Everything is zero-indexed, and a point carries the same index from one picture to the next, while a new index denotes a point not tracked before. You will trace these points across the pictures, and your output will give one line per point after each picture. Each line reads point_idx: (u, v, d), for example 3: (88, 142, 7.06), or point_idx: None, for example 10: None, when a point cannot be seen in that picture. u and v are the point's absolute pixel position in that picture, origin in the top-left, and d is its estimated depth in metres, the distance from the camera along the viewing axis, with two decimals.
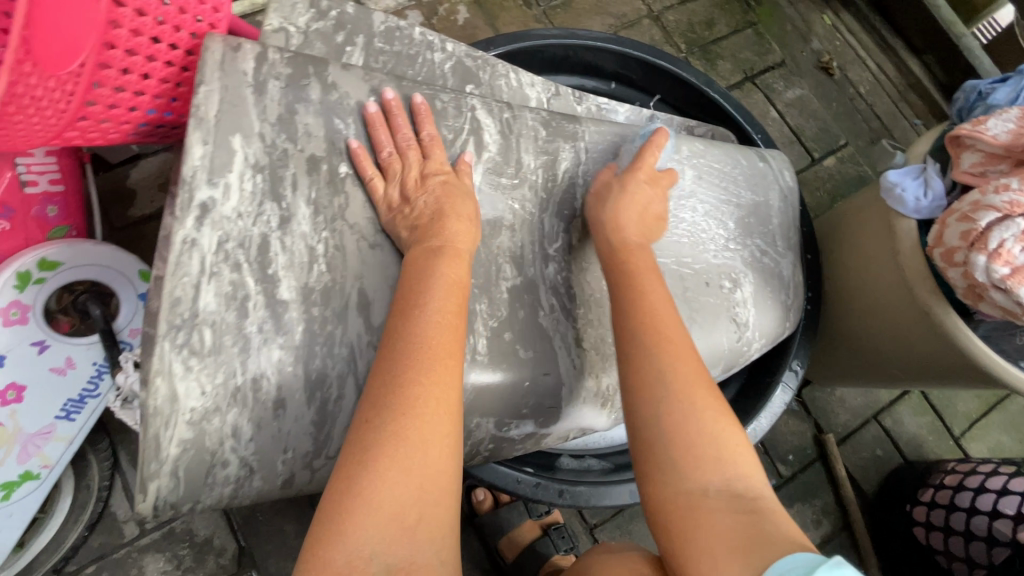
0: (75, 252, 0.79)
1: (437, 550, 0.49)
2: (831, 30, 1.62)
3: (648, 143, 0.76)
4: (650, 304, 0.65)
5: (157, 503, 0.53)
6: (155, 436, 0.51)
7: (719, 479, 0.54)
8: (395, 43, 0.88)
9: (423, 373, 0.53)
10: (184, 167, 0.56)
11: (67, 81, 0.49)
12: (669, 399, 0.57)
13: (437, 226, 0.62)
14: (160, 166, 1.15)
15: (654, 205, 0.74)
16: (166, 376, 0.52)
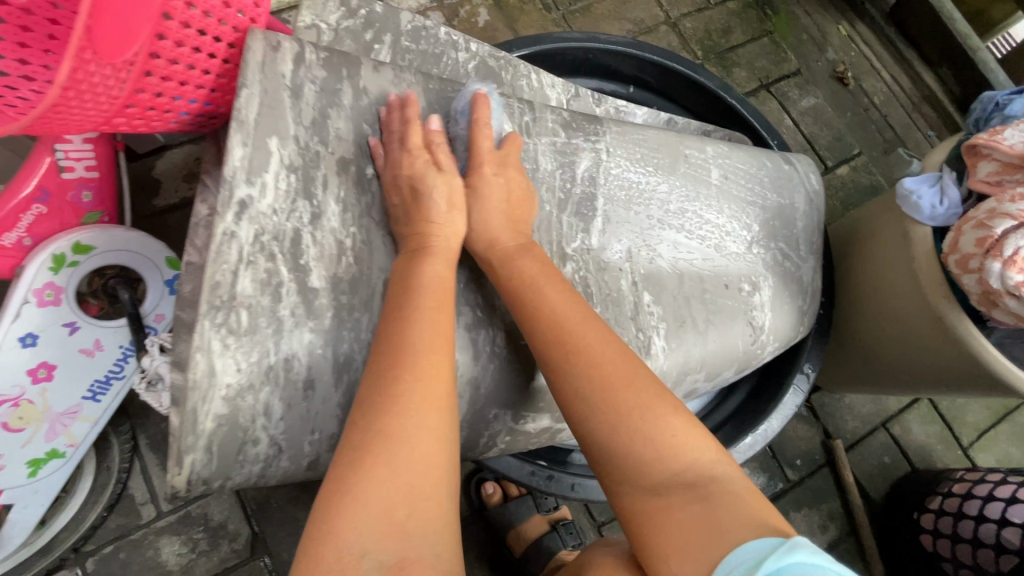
0: (109, 237, 0.81)
1: (428, 543, 0.49)
2: (846, 40, 1.64)
3: (474, 125, 0.68)
4: (553, 312, 0.62)
5: (191, 477, 0.55)
6: (193, 410, 0.53)
7: (669, 475, 0.53)
8: (421, 42, 0.90)
9: (406, 369, 0.54)
10: (225, 167, 0.57)
11: (122, 69, 0.51)
12: (600, 410, 0.56)
13: (424, 224, 0.63)
14: (185, 158, 1.18)
15: (511, 191, 0.69)
16: (205, 353, 0.53)
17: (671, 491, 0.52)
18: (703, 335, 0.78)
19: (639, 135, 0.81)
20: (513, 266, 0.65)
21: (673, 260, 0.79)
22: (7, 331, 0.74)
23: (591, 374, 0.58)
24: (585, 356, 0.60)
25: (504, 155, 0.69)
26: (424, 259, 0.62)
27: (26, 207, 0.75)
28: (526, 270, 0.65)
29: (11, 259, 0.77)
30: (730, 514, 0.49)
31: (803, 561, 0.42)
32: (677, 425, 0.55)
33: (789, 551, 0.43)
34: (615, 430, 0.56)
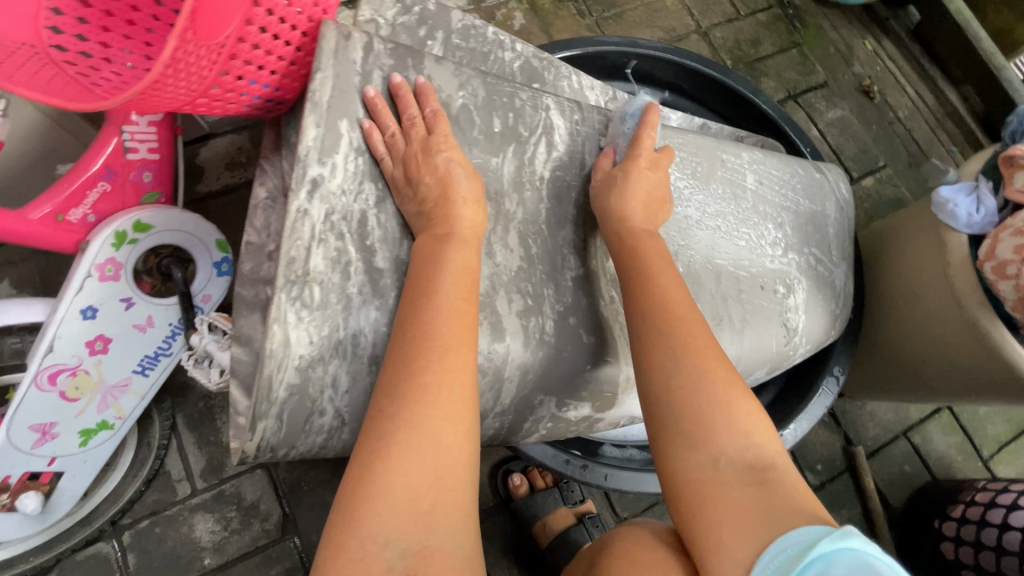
0: (165, 217, 0.83)
1: (450, 532, 0.52)
2: (872, 55, 1.66)
3: (643, 125, 0.77)
4: (663, 290, 0.67)
5: (261, 443, 0.58)
6: (269, 377, 0.56)
7: (736, 454, 0.56)
8: (471, 40, 0.93)
9: (434, 361, 0.55)
10: (299, 145, 0.60)
11: (214, 50, 0.54)
12: (680, 374, 0.60)
13: (444, 211, 0.62)
14: (228, 147, 1.21)
15: (656, 185, 0.74)
16: (281, 324, 0.56)
17: (731, 469, 0.55)
18: (739, 334, 0.80)
19: (679, 138, 0.83)
20: (630, 247, 0.70)
21: (712, 259, 0.81)
22: (69, 303, 0.76)
23: (689, 348, 0.62)
24: (681, 331, 0.63)
25: (657, 156, 0.76)
26: (446, 244, 0.61)
27: (92, 185, 0.77)
28: (648, 255, 0.70)
29: (76, 234, 0.79)
30: (784, 501, 0.52)
31: (853, 546, 0.45)
32: (750, 408, 0.59)
33: (840, 536, 0.46)
34: (694, 400, 0.58)
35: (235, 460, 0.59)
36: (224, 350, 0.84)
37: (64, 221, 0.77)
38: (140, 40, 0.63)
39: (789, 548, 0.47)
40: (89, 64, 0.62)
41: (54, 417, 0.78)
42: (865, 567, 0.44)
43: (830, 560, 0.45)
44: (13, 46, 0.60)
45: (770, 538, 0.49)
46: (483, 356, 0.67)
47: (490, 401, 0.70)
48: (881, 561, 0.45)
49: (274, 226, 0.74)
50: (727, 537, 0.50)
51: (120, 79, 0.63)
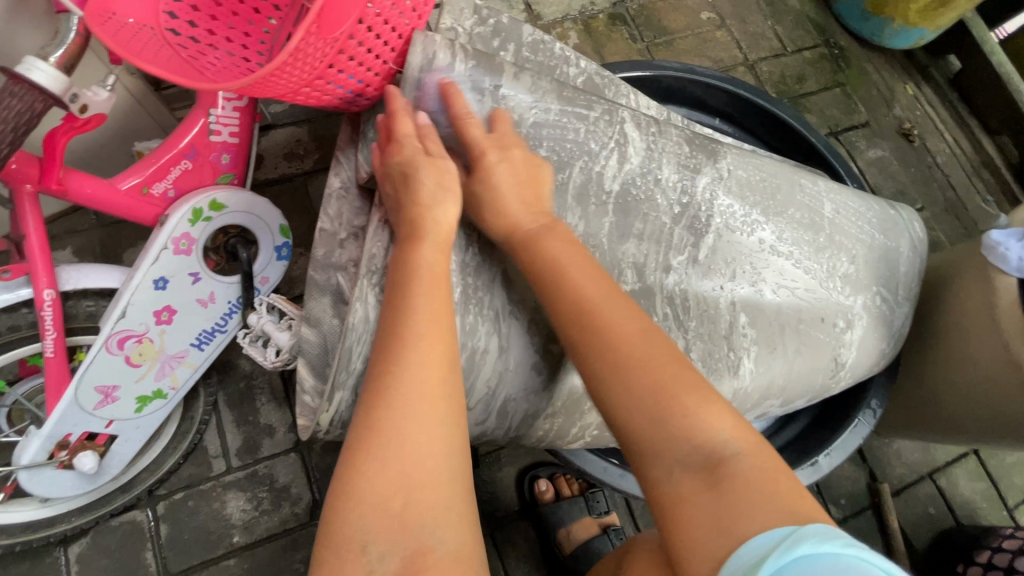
0: (238, 198, 0.86)
1: (435, 535, 0.51)
2: (912, 100, 1.69)
3: (458, 116, 0.67)
4: (580, 294, 0.63)
5: (335, 416, 0.64)
6: (348, 349, 0.62)
7: (684, 455, 0.55)
8: (539, 54, 0.96)
9: (403, 363, 0.56)
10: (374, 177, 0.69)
11: (326, 46, 0.58)
12: (611, 391, 0.60)
13: (415, 207, 0.62)
14: (287, 138, 1.25)
15: (521, 174, 0.67)
16: (362, 304, 0.63)
17: (683, 472, 0.54)
18: (790, 362, 0.83)
19: (756, 160, 0.87)
20: (532, 252, 0.65)
21: (777, 287, 0.82)
22: (145, 273, 0.79)
23: (616, 353, 0.61)
24: (607, 337, 0.62)
25: (499, 136, 0.68)
26: (418, 244, 0.62)
27: (176, 161, 0.82)
28: (554, 252, 0.65)
29: (157, 208, 0.84)
30: (736, 499, 0.49)
31: (804, 554, 0.44)
32: (696, 404, 0.57)
33: (792, 544, 0.45)
34: (627, 412, 0.58)
35: (308, 436, 0.66)
36: (282, 330, 0.85)
37: (148, 194, 0.82)
38: (240, 31, 0.69)
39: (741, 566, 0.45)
40: (196, 49, 0.66)
41: (117, 381, 0.81)
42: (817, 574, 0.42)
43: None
44: (135, 26, 0.62)
45: (722, 552, 0.48)
46: (541, 355, 0.71)
47: (544, 404, 0.73)
48: (837, 559, 0.43)
49: (347, 216, 0.77)
50: (692, 547, 0.49)
51: (223, 64, 0.67)
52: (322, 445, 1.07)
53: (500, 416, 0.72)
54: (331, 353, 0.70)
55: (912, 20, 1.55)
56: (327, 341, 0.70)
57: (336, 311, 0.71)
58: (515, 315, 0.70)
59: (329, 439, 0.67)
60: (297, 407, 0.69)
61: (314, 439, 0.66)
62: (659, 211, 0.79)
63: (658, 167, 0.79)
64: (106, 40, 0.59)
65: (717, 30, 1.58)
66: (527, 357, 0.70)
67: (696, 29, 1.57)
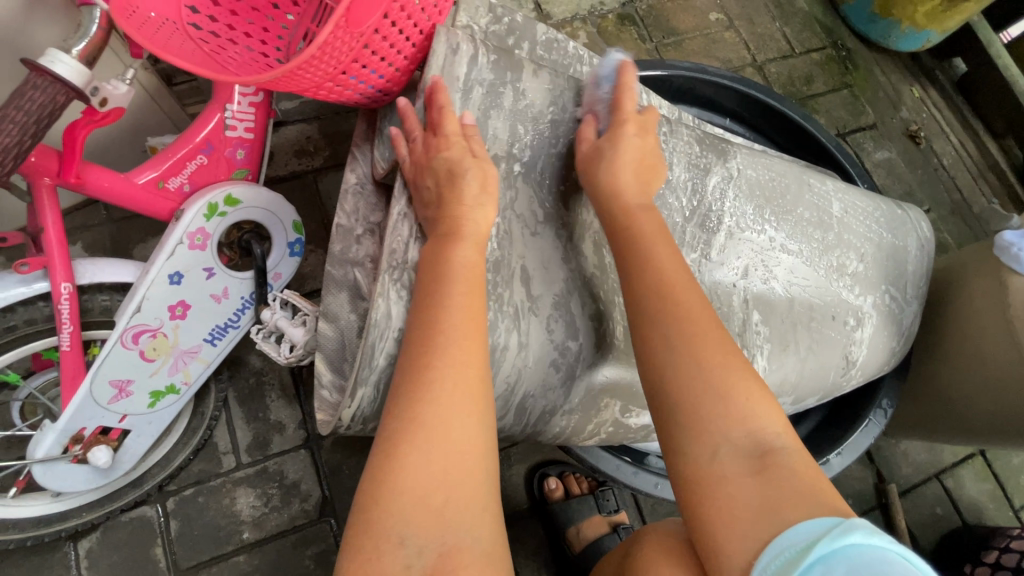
0: (253, 194, 0.86)
1: (470, 528, 0.52)
2: (919, 102, 1.70)
3: (620, 89, 0.75)
4: (660, 269, 0.66)
5: (358, 411, 0.63)
6: (371, 345, 0.62)
7: (732, 436, 0.55)
8: (553, 53, 0.96)
9: (443, 359, 0.56)
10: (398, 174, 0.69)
11: (351, 40, 0.58)
12: (673, 363, 0.59)
13: (455, 204, 0.63)
14: (297, 135, 1.25)
15: (644, 154, 0.73)
16: (385, 299, 0.63)
17: (727, 453, 0.54)
18: (801, 360, 0.83)
19: (765, 160, 0.87)
20: (628, 223, 0.69)
21: (788, 284, 0.83)
22: (160, 268, 0.79)
23: (683, 328, 0.61)
24: (679, 311, 0.62)
25: (644, 120, 0.75)
26: (455, 245, 0.62)
27: (192, 156, 0.82)
28: (643, 228, 0.69)
29: (172, 203, 0.84)
30: (782, 488, 0.51)
31: (852, 543, 0.45)
32: (754, 390, 0.58)
33: (842, 533, 0.45)
34: (686, 385, 0.58)
35: (327, 431, 0.65)
36: (297, 325, 0.85)
37: (163, 188, 0.82)
38: (259, 26, 0.69)
39: (786, 547, 0.47)
40: (217, 44, 0.66)
41: (131, 375, 0.81)
42: (864, 566, 0.43)
43: (829, 563, 0.44)
44: (158, 20, 0.62)
45: (767, 534, 0.49)
46: (558, 351, 0.71)
47: (560, 399, 0.73)
48: (883, 554, 0.44)
49: (363, 212, 0.77)
50: (734, 529, 0.50)
51: (243, 59, 0.67)
52: (332, 442, 1.07)
53: (518, 412, 0.72)
54: (348, 349, 0.70)
55: (920, 22, 1.56)
56: (344, 337, 0.70)
57: (354, 306, 0.71)
58: (534, 312, 0.70)
59: (347, 434, 0.67)
60: (315, 402, 0.68)
61: (333, 434, 0.66)
62: (673, 209, 0.79)
63: (671, 166, 0.80)
64: (132, 32, 0.59)
65: (726, 30, 1.59)
66: (545, 353, 0.70)
67: (704, 30, 1.57)
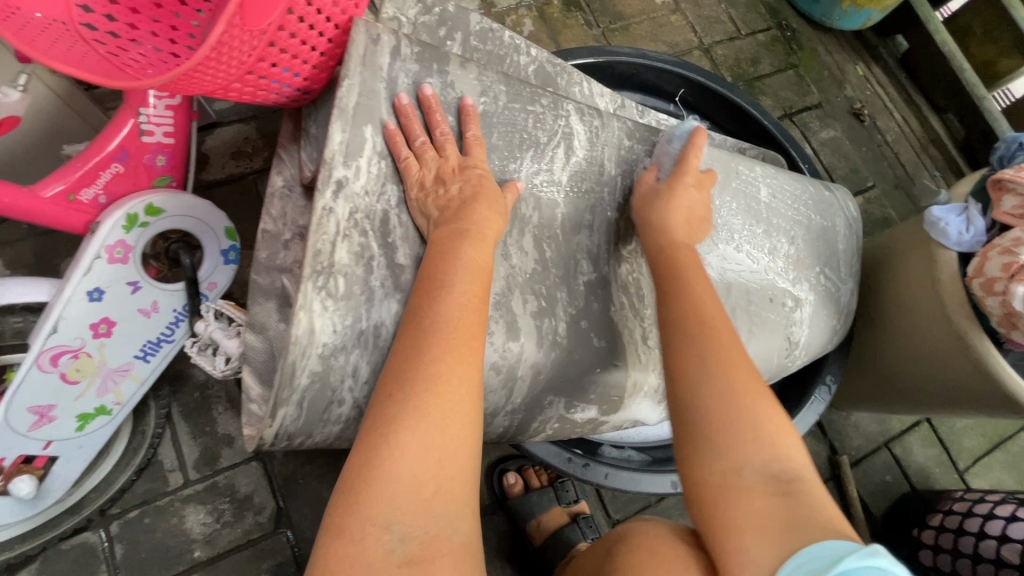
0: (176, 202, 0.83)
1: (451, 521, 0.54)
2: (863, 80, 1.73)
3: (687, 147, 0.80)
4: (696, 301, 0.70)
5: (279, 430, 0.62)
6: (291, 364, 0.59)
7: (761, 460, 0.58)
8: (488, 43, 0.94)
9: (447, 354, 0.58)
10: (326, 149, 0.64)
11: (255, 35, 0.57)
12: (706, 381, 0.62)
13: (467, 210, 0.67)
14: (235, 136, 1.21)
15: (692, 207, 0.78)
16: (307, 311, 0.61)
17: (753, 474, 0.57)
18: (744, 342, 0.84)
19: (696, 148, 0.86)
20: (671, 258, 0.75)
21: (723, 270, 0.85)
22: (76, 285, 0.75)
23: (716, 356, 0.64)
24: (713, 340, 0.66)
25: (702, 176, 0.80)
26: (460, 243, 0.65)
27: (106, 165, 0.77)
28: (683, 262, 0.74)
29: (86, 215, 0.80)
30: (807, 510, 0.53)
31: (881, 565, 0.44)
32: (778, 420, 0.61)
33: (869, 554, 0.45)
34: (718, 404, 0.61)
35: (251, 448, 0.63)
36: (231, 337, 0.82)
37: (75, 201, 0.78)
38: (166, 23, 0.63)
39: (810, 562, 0.47)
40: (117, 44, 0.62)
41: (52, 400, 0.78)
42: None
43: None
44: (43, 23, 0.59)
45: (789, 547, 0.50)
46: (499, 354, 0.70)
47: (502, 399, 0.72)
48: None
49: (291, 216, 0.76)
50: (759, 536, 0.52)
51: (147, 61, 0.63)
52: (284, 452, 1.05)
53: None
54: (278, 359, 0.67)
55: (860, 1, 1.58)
56: (272, 348, 0.68)
57: (282, 316, 0.69)
58: None
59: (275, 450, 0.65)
60: (243, 417, 0.66)
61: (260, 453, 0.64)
62: (605, 205, 0.84)
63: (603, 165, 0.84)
64: (11, 38, 0.56)
65: (672, 14, 1.58)
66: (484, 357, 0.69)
67: (651, 14, 1.56)
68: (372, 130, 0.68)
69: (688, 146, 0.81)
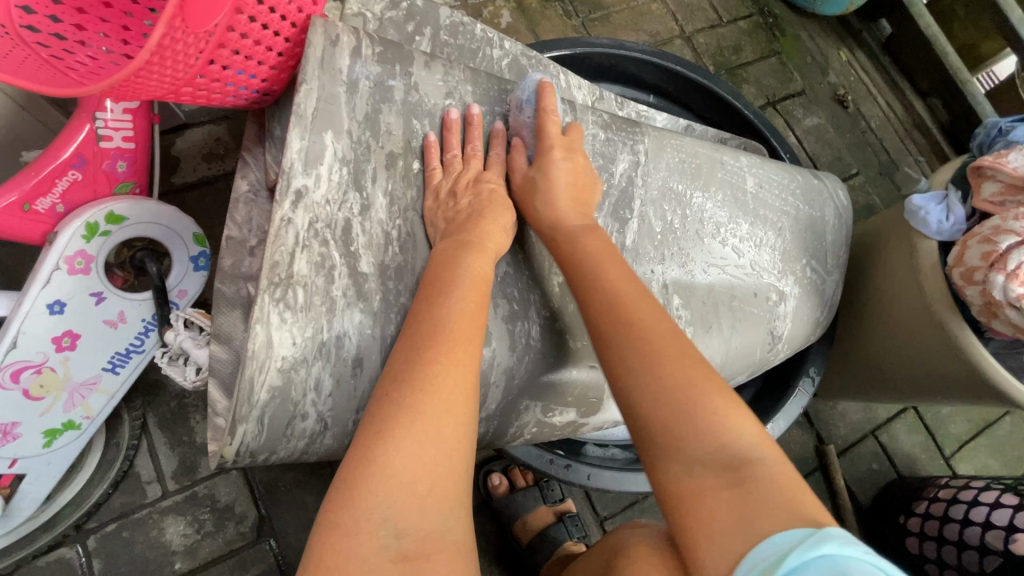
0: (141, 209, 0.80)
1: (444, 518, 0.52)
2: (846, 66, 1.71)
3: (541, 112, 0.76)
4: (611, 292, 0.66)
5: (239, 447, 0.60)
6: (250, 378, 0.58)
7: (706, 451, 0.54)
8: (459, 37, 0.91)
9: (443, 355, 0.58)
10: (284, 158, 0.62)
11: (201, 38, 0.56)
12: (637, 380, 0.59)
13: (475, 223, 0.70)
14: (206, 137, 1.17)
15: (577, 177, 0.75)
16: (264, 325, 0.59)
17: (704, 470, 0.53)
18: (727, 339, 0.83)
19: (677, 140, 0.85)
20: (573, 245, 0.71)
21: (708, 266, 0.84)
22: (35, 298, 0.73)
23: (642, 350, 0.61)
24: (637, 333, 0.62)
25: (570, 140, 0.76)
26: (463, 252, 0.67)
27: (62, 173, 0.75)
28: (589, 247, 0.71)
29: (44, 224, 0.77)
30: (759, 499, 0.48)
31: (828, 554, 0.41)
32: (722, 403, 0.56)
33: (816, 543, 0.42)
34: (649, 401, 0.58)
35: (214, 464, 0.61)
36: (202, 347, 0.80)
37: (31, 211, 0.75)
38: (117, 24, 0.61)
39: (761, 560, 0.44)
40: (62, 47, 0.58)
41: (17, 417, 0.76)
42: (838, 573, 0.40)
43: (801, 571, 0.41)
44: None
45: (744, 544, 0.46)
46: None
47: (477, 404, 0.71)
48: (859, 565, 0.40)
49: (256, 221, 0.74)
50: (711, 535, 0.48)
51: (96, 63, 0.60)
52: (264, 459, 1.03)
53: None
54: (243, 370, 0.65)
55: None
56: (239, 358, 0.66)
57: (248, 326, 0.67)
58: None
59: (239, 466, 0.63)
60: (209, 431, 0.64)
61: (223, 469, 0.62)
62: None
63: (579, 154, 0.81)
64: None
65: (653, 2, 1.55)
66: None
67: (631, 3, 1.53)
68: (332, 137, 0.66)
69: (540, 110, 0.77)
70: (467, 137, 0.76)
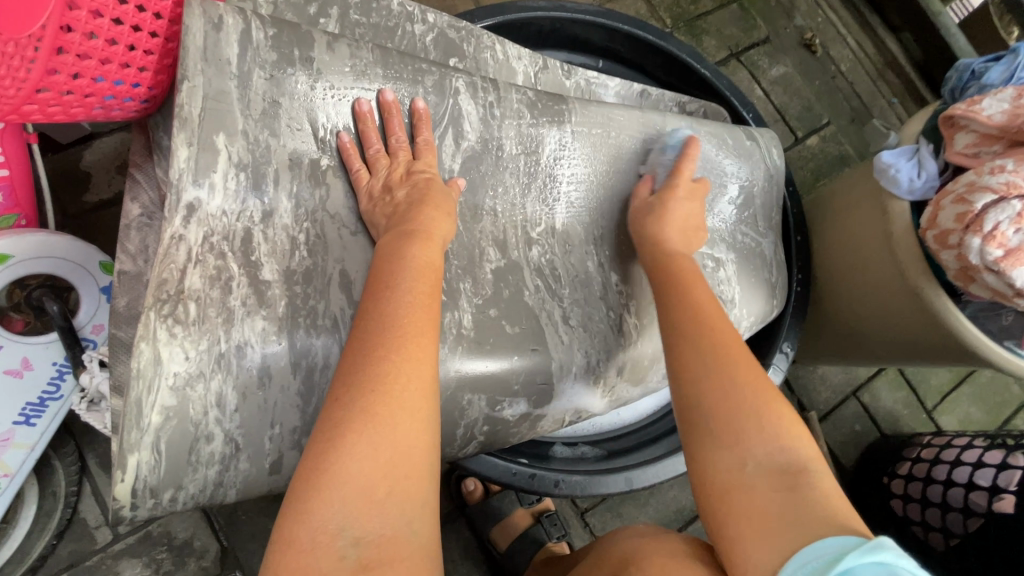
0: (23, 243, 0.71)
1: (409, 520, 0.47)
2: (813, 5, 1.59)
3: (685, 157, 0.78)
4: (696, 301, 0.65)
5: (136, 485, 0.53)
6: (137, 400, 0.52)
7: (766, 452, 0.52)
8: (372, 14, 0.81)
9: (399, 349, 0.51)
10: (169, 171, 0.55)
11: (27, 45, 0.48)
12: (707, 376, 0.57)
13: (414, 213, 0.62)
14: (118, 147, 1.06)
15: (690, 218, 0.76)
16: (151, 341, 0.52)
17: (758, 470, 0.51)
18: None
19: (602, 110, 0.81)
20: (672, 267, 0.70)
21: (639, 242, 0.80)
22: None
23: (719, 351, 0.59)
24: (711, 335, 0.60)
25: (697, 189, 0.78)
26: (406, 242, 0.60)
27: None
28: (686, 268, 0.69)
29: None
30: (810, 509, 0.47)
31: (883, 562, 0.40)
32: (786, 415, 0.54)
33: (869, 550, 0.41)
34: (721, 394, 0.55)
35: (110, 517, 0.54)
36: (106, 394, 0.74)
37: None
38: None
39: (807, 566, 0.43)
40: None
41: None
42: None
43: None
44: None
45: (788, 546, 0.45)
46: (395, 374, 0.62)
47: None
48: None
49: (151, 248, 0.65)
50: (758, 532, 0.47)
51: None
52: None
53: None
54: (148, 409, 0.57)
55: None
56: None
57: None
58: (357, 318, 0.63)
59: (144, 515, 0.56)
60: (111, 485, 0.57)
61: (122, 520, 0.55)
62: (508, 185, 0.76)
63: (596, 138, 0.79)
64: None
65: None
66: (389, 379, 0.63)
67: None
68: (226, 141, 0.58)
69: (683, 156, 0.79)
70: (392, 127, 0.67)
